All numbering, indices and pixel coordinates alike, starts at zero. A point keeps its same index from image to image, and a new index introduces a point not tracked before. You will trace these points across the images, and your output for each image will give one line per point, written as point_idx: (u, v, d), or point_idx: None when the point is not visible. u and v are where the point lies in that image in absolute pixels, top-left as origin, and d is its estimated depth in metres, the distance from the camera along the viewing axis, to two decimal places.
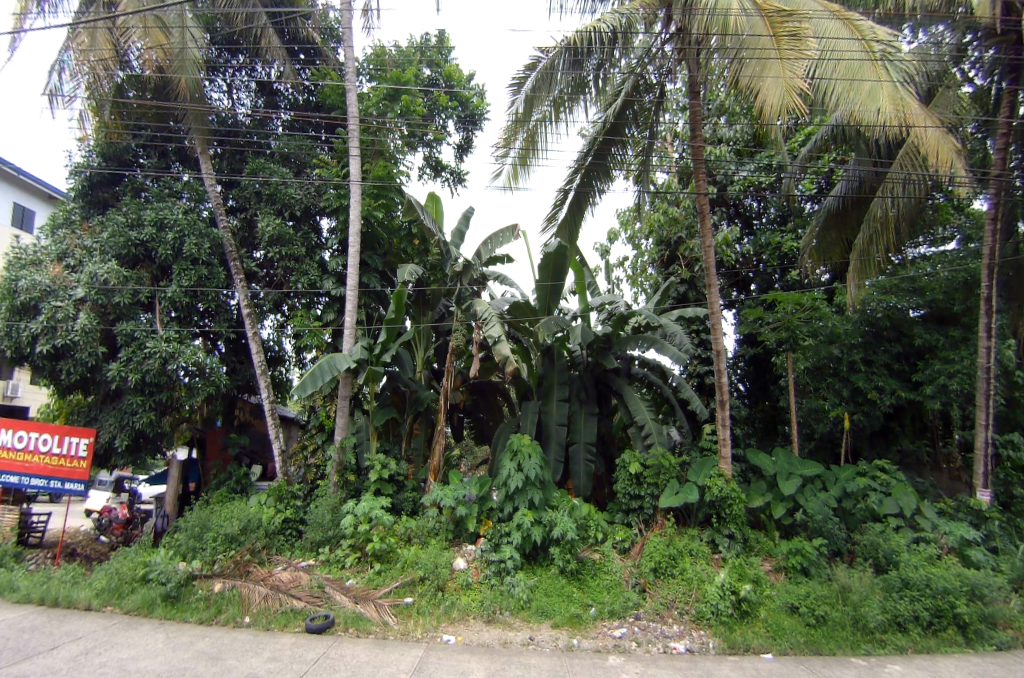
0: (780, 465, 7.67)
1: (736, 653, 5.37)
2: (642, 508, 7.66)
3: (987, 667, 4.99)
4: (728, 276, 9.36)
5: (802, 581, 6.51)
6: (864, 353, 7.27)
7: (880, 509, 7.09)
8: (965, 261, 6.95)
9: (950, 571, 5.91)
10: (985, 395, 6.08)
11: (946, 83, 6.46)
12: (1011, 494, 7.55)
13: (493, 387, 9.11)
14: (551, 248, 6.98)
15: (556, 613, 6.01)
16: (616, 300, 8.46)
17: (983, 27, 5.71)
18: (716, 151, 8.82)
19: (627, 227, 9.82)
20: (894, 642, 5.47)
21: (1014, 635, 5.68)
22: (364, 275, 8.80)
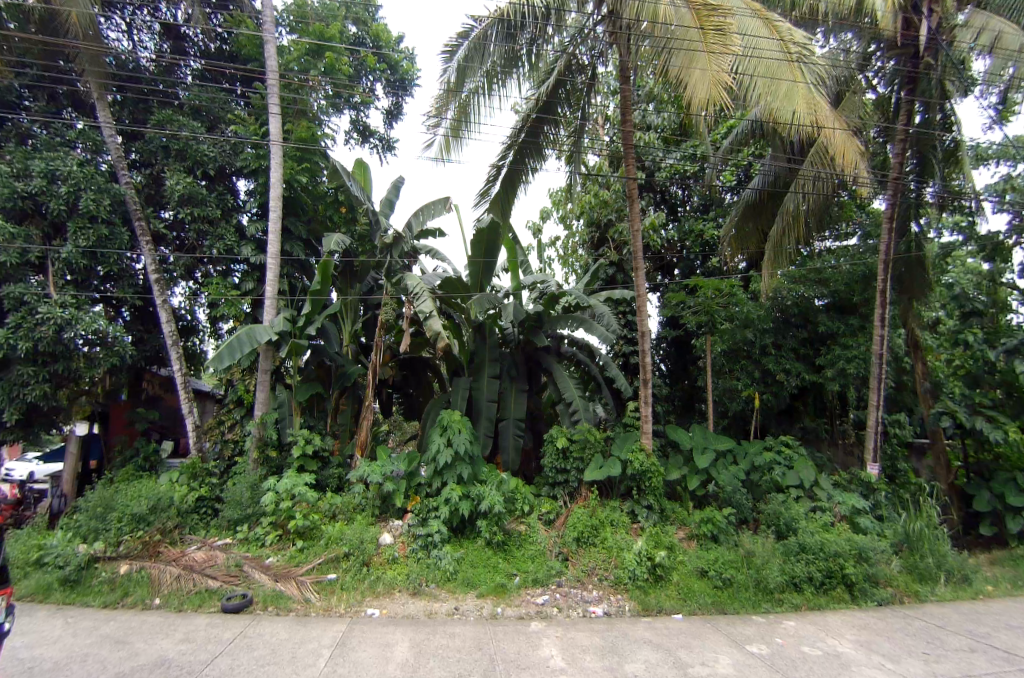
0: (697, 440, 8.17)
1: (650, 614, 5.80)
2: (567, 481, 7.95)
3: (865, 621, 5.67)
4: (653, 261, 9.57)
5: (712, 547, 7.06)
6: (775, 338, 7.59)
7: (783, 480, 7.72)
8: (865, 256, 7.42)
9: (842, 537, 6.61)
10: (878, 379, 6.74)
11: (853, 89, 6.52)
12: (896, 468, 8.36)
13: (424, 363, 9.00)
14: (483, 224, 6.86)
15: (482, 583, 6.19)
16: (547, 279, 8.47)
17: (886, 38, 5.93)
18: (645, 138, 9.03)
19: (559, 207, 9.87)
20: (789, 600, 6.07)
21: (892, 591, 6.45)
22: (286, 242, 8.33)
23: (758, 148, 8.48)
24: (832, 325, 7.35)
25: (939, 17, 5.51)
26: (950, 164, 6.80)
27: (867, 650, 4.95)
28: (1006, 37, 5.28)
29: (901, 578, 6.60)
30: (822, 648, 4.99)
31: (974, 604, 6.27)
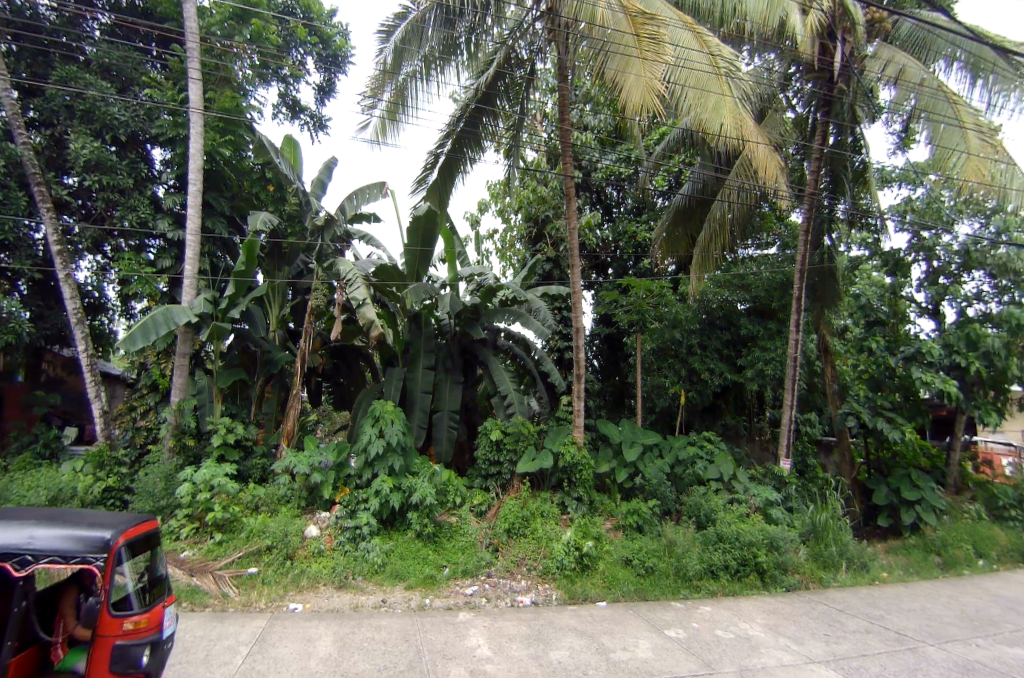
0: (625, 434, 8.46)
1: (575, 603, 6.03)
2: (500, 473, 8.03)
3: (775, 606, 6.34)
4: (588, 259, 9.72)
5: (636, 537, 7.38)
6: (700, 338, 7.94)
7: (704, 474, 8.12)
8: (783, 265, 7.92)
9: (757, 528, 7.19)
10: (792, 381, 7.23)
11: (774, 107, 6.86)
12: (805, 463, 8.92)
13: (356, 351, 8.79)
14: (420, 212, 6.81)
15: (410, 575, 6.18)
16: (485, 272, 8.48)
17: (804, 61, 6.32)
18: (581, 137, 9.20)
19: (497, 199, 9.89)
20: (707, 587, 6.53)
21: (799, 579, 7.02)
22: (207, 218, 7.88)
23: (688, 155, 8.87)
24: (752, 329, 7.73)
25: (851, 46, 5.90)
26: (858, 185, 7.24)
27: (774, 633, 5.47)
28: (908, 71, 5.81)
29: (806, 566, 7.18)
30: (735, 632, 5.50)
31: (868, 589, 6.93)
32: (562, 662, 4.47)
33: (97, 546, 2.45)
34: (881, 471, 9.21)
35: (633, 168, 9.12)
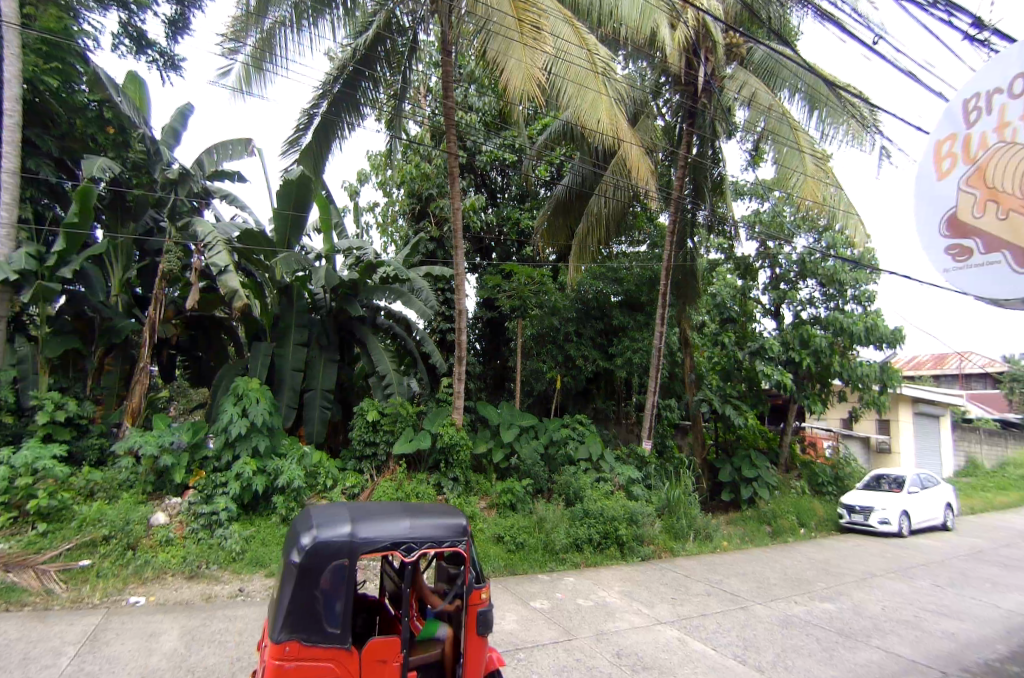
0: (504, 416, 8.67)
1: None
2: (375, 454, 7.90)
3: (633, 574, 7.06)
4: (473, 242, 9.73)
5: (509, 515, 7.71)
6: (576, 326, 8.37)
7: (574, 454, 8.56)
8: (652, 261, 8.51)
9: (619, 503, 7.83)
10: (655, 369, 7.80)
11: (645, 113, 7.35)
12: (665, 445, 9.64)
13: (218, 323, 8.09)
14: (292, 175, 6.55)
15: (272, 561, 6.00)
16: (364, 246, 8.16)
17: (672, 73, 6.78)
18: (466, 117, 9.11)
19: (378, 171, 9.56)
20: (571, 559, 7.10)
21: (652, 549, 7.80)
22: (29, 158, 6.71)
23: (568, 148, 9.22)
24: (624, 320, 8.37)
25: (711, 65, 6.55)
26: (716, 194, 7.92)
27: (628, 599, 6.26)
28: (759, 95, 6.38)
29: (661, 538, 8.00)
30: (594, 599, 6.13)
31: (709, 557, 7.93)
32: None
33: (461, 529, 2.58)
34: (727, 452, 10.37)
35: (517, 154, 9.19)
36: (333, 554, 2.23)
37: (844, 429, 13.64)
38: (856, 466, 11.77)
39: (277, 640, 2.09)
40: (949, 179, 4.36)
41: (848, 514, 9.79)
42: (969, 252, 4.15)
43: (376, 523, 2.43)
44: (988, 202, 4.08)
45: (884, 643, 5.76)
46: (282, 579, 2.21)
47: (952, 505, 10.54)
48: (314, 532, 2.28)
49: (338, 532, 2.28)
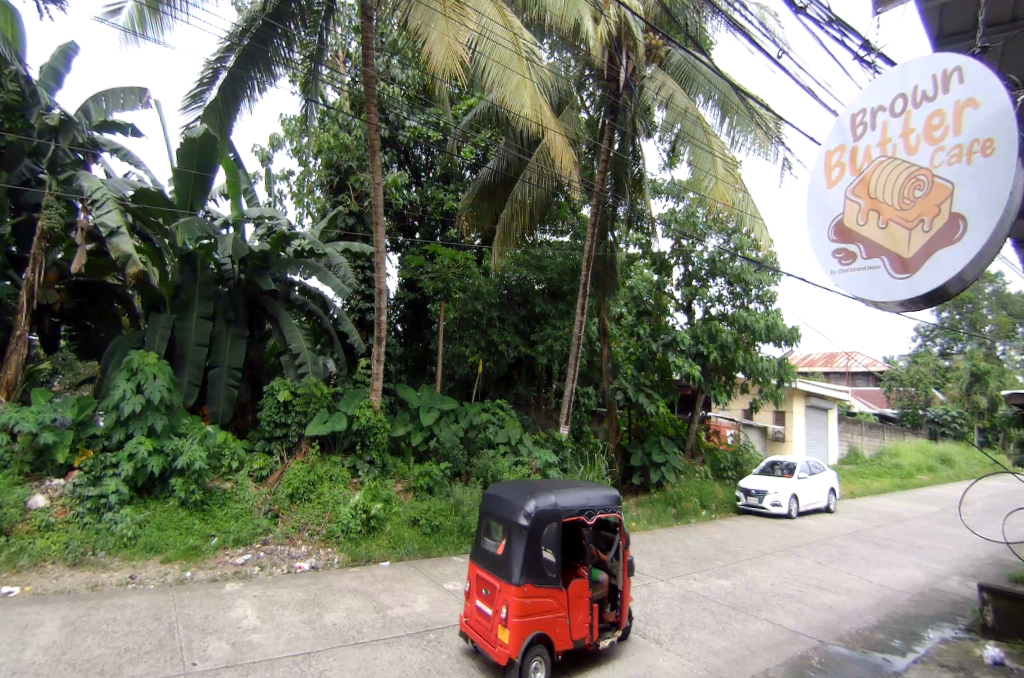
0: (424, 399, 8.57)
1: (357, 564, 6.46)
2: (286, 434, 7.64)
3: None
4: (395, 219, 9.57)
5: (425, 498, 7.76)
6: (499, 311, 8.33)
7: (494, 437, 8.63)
8: (574, 251, 8.81)
9: None
10: (575, 357, 8.00)
11: (568, 102, 7.47)
12: (581, 429, 10.07)
13: (110, 290, 7.48)
14: (194, 133, 6.16)
15: (168, 546, 5.81)
16: (277, 216, 7.70)
17: (596, 66, 7.02)
18: (387, 89, 8.79)
19: (292, 138, 9.13)
20: None
21: None
22: None
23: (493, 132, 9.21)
24: (546, 308, 8.59)
25: (631, 64, 6.82)
26: (635, 191, 8.11)
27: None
28: (675, 98, 6.65)
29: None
30: None
31: None
32: (335, 623, 4.88)
33: (613, 499, 4.49)
34: (639, 437, 10.85)
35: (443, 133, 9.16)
36: (553, 516, 3.99)
37: (746, 419, 14.71)
38: (754, 452, 12.73)
39: (521, 578, 3.68)
40: (837, 187, 4.62)
41: (745, 496, 10.61)
42: (852, 256, 4.40)
43: (568, 497, 4.21)
44: (869, 212, 4.40)
45: (771, 615, 6.47)
46: (516, 536, 3.84)
47: (835, 489, 11.59)
48: (530, 506, 3.96)
49: (547, 504, 3.99)
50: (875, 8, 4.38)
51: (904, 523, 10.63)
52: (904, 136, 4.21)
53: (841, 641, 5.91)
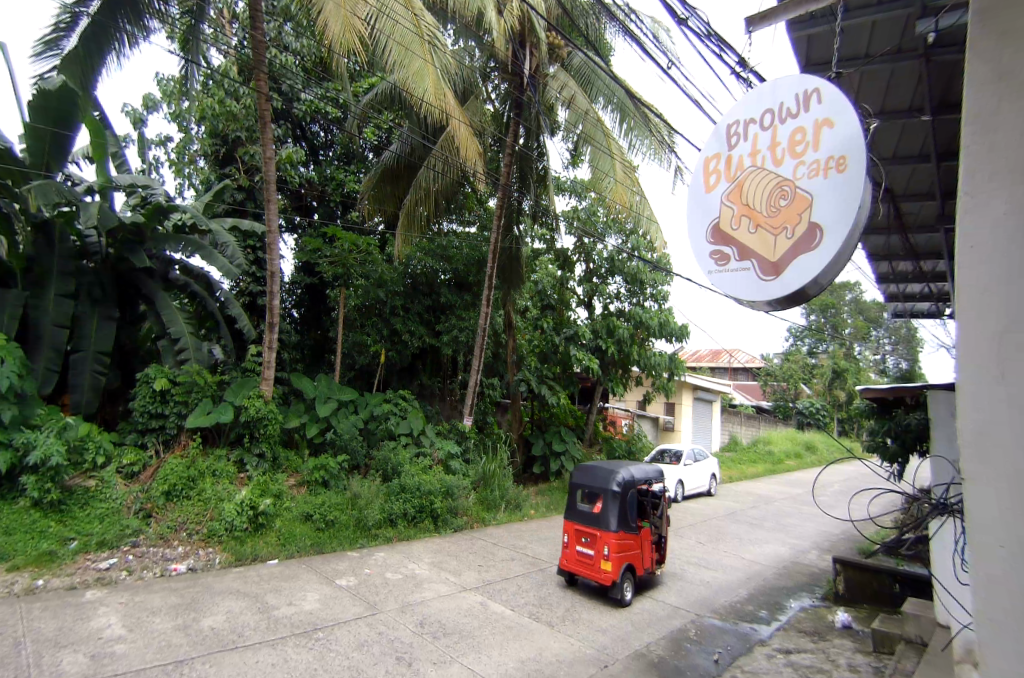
0: (320, 389, 8.34)
1: (241, 564, 6.02)
2: (163, 427, 7.03)
3: (442, 546, 7.38)
4: (291, 197, 9.25)
5: (319, 492, 7.52)
6: (403, 301, 8.30)
7: (395, 428, 8.55)
8: (480, 243, 8.78)
9: (436, 478, 8.10)
10: (479, 348, 8.09)
11: (473, 92, 7.53)
12: (485, 420, 10.04)
13: None
14: (51, 85, 5.59)
15: (17, 552, 5.14)
16: (153, 186, 7.13)
17: (500, 60, 7.11)
18: (280, 56, 8.33)
19: (170, 101, 8.49)
20: (382, 534, 7.24)
21: (465, 519, 8.23)
22: None
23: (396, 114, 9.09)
24: (451, 299, 8.61)
25: (534, 60, 6.99)
26: (540, 186, 8.14)
27: (437, 569, 6.68)
28: (577, 99, 6.89)
29: (473, 509, 8.42)
30: (402, 572, 6.45)
31: (515, 525, 8.54)
32: (213, 627, 4.58)
33: (657, 475, 6.89)
34: (540, 428, 11.19)
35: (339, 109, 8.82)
36: (625, 488, 6.32)
37: (640, 410, 15.67)
38: (646, 441, 13.54)
39: (617, 523, 6.16)
40: (715, 192, 4.78)
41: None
42: (727, 257, 4.55)
43: (634, 474, 6.58)
44: (743, 218, 4.60)
45: (654, 593, 6.90)
46: (611, 497, 6.24)
47: (716, 474, 12.60)
48: (616, 478, 6.35)
49: (626, 477, 6.39)
50: (746, 28, 4.26)
51: (771, 504, 11.81)
52: (772, 149, 4.42)
53: (715, 615, 6.42)
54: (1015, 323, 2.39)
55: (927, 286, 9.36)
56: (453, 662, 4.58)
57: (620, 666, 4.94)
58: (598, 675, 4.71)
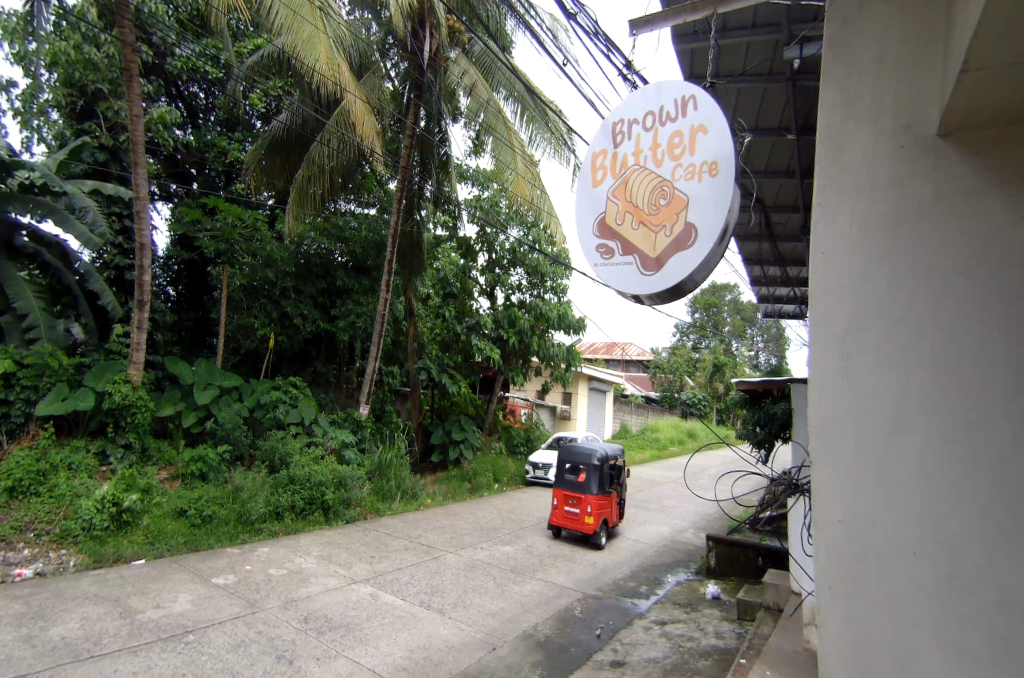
0: (199, 375, 7.78)
1: (100, 565, 5.43)
2: (7, 414, 6.20)
3: (332, 538, 7.15)
4: (165, 162, 8.83)
5: (196, 485, 6.99)
6: (295, 282, 8.23)
7: (284, 418, 8.14)
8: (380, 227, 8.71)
9: (328, 468, 7.83)
10: (377, 336, 7.85)
11: (372, 68, 7.40)
12: (382, 409, 9.95)
13: None
14: None
15: None
16: None
17: (398, 38, 6.95)
18: (149, 4, 7.58)
19: (14, 42, 7.68)
20: (266, 529, 6.86)
21: (359, 510, 8.04)
22: None
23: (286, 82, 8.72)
24: (347, 283, 8.54)
25: (434, 42, 6.91)
26: (442, 172, 8.18)
27: (325, 562, 6.43)
28: (478, 88, 6.90)
29: (368, 499, 8.22)
30: (288, 567, 6.14)
31: (411, 514, 8.46)
32: (64, 636, 4.12)
33: (619, 452, 8.80)
34: (440, 416, 11.23)
35: (222, 68, 8.30)
36: (602, 462, 8.16)
37: (537, 398, 15.88)
38: (544, 429, 13.96)
39: (598, 488, 8.06)
40: (601, 188, 4.58)
41: (533, 470, 11.47)
42: (611, 252, 4.40)
43: (607, 450, 8.47)
44: (627, 214, 4.44)
45: (545, 575, 7.13)
46: (593, 469, 8.05)
47: None
48: (596, 455, 8.18)
49: (603, 453, 8.23)
50: (629, 31, 4.08)
51: (654, 487, 12.68)
52: (652, 149, 4.27)
53: (599, 592, 6.76)
54: (862, 323, 2.41)
55: (791, 291, 10.49)
56: (337, 656, 4.43)
57: (508, 648, 5.04)
58: (486, 657, 4.78)
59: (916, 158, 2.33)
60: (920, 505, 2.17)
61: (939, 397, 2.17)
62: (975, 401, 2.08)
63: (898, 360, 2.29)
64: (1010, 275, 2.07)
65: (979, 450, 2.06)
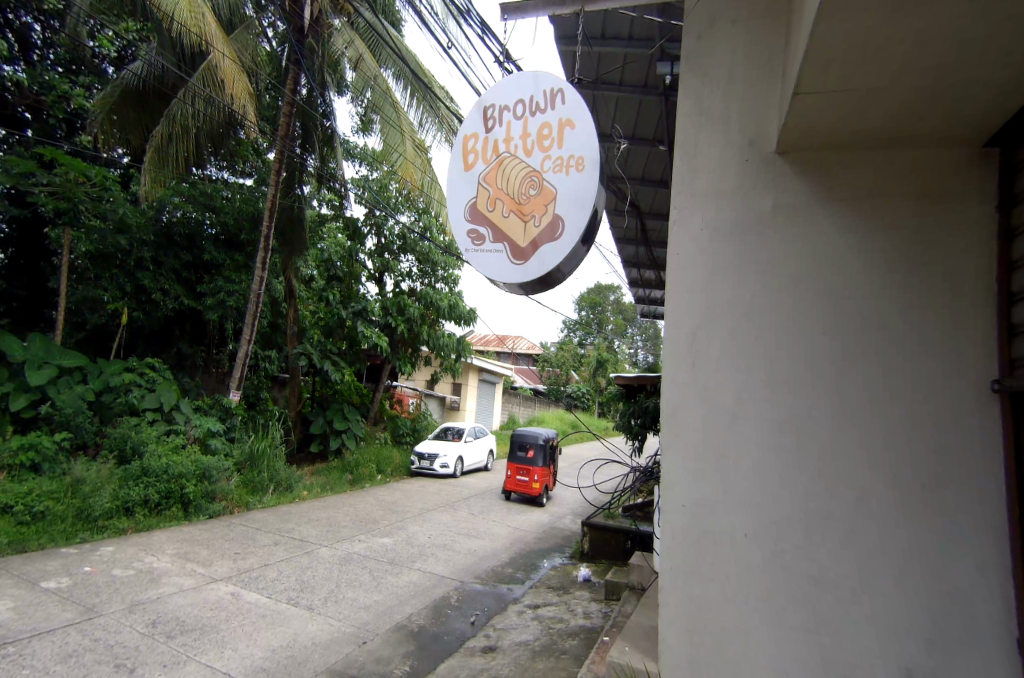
0: (32, 353, 6.89)
1: None
2: None
3: (192, 534, 6.58)
4: None
5: (25, 479, 6.09)
6: (154, 253, 7.90)
7: (138, 403, 7.41)
8: (253, 197, 8.57)
9: (189, 459, 7.25)
10: (251, 316, 7.37)
11: (246, 23, 7.02)
12: (257, 396, 9.50)
13: None
14: None
15: None
16: None
17: None
18: None
19: None
20: (113, 526, 6.17)
21: (225, 504, 7.55)
22: None
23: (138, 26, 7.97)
24: (216, 257, 8.42)
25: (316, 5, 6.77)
26: (326, 147, 8.07)
27: (181, 561, 5.89)
28: (363, 62, 6.77)
29: (235, 492, 7.76)
30: (136, 567, 5.56)
31: (283, 507, 8.07)
32: None
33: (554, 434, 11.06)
34: (321, 404, 10.87)
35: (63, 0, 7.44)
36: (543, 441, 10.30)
37: (427, 389, 15.77)
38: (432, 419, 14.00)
39: (542, 461, 10.24)
40: (472, 172, 4.59)
41: (419, 460, 11.38)
42: (482, 238, 4.41)
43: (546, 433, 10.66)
44: (497, 201, 4.48)
45: (424, 565, 7.07)
46: (539, 447, 10.23)
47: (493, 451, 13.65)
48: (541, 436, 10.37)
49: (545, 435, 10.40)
50: (504, 15, 4.15)
51: None
52: (523, 139, 4.38)
53: (477, 579, 6.82)
54: (704, 324, 2.45)
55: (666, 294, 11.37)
56: (188, 661, 4.07)
57: (380, 641, 4.92)
58: (358, 652, 4.63)
59: (756, 173, 2.42)
60: (752, 490, 2.21)
61: (771, 390, 2.24)
62: (805, 390, 2.18)
63: (734, 354, 2.34)
64: (834, 276, 2.21)
65: (803, 440, 2.15)
